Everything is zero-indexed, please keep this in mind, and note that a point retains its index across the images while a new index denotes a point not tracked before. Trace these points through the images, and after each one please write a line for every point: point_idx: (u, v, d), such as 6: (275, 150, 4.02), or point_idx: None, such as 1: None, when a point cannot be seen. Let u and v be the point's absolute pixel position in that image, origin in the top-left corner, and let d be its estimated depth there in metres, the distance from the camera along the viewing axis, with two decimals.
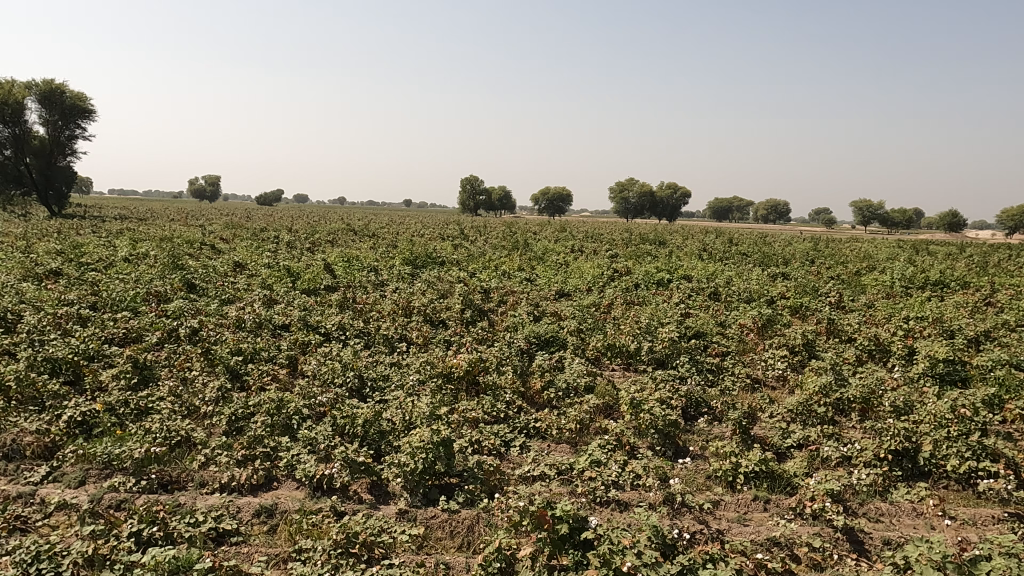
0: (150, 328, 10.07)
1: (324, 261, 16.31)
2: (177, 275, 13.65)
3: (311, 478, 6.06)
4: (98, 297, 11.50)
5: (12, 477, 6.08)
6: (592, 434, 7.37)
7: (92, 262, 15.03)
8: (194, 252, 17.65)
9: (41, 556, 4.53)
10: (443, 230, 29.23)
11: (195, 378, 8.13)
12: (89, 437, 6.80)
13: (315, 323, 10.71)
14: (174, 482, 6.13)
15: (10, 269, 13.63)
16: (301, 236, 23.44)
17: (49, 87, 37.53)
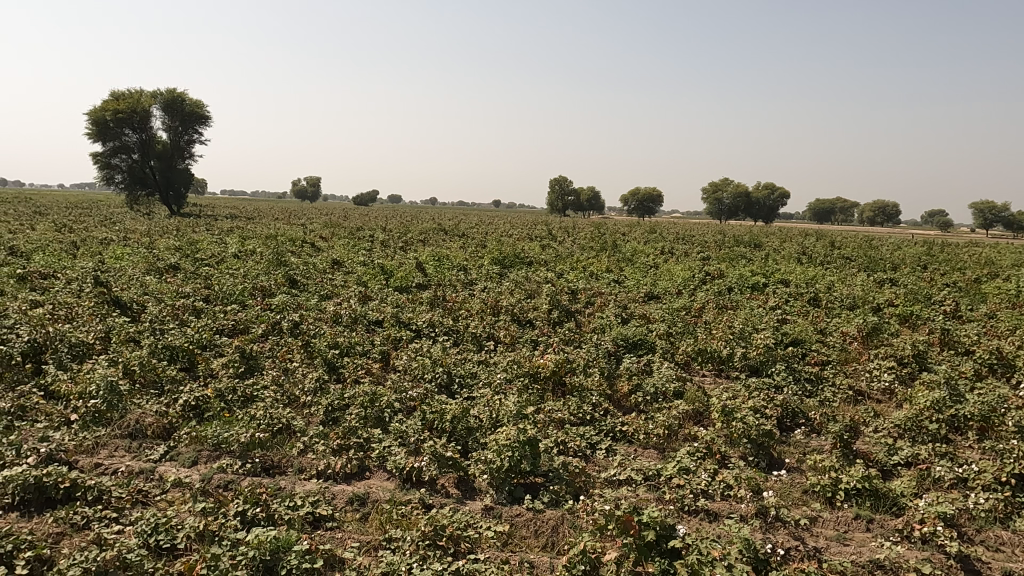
0: (256, 320, 10.71)
1: (416, 260, 16.78)
2: (281, 271, 14.44)
3: (401, 470, 6.26)
4: (211, 291, 12.34)
5: (136, 453, 6.63)
6: (681, 441, 7.17)
7: (206, 257, 16.16)
8: (296, 249, 18.61)
9: (159, 529, 4.93)
10: (531, 231, 29.37)
11: (296, 369, 8.58)
12: (201, 420, 7.32)
13: (407, 319, 11.03)
14: (276, 467, 6.48)
15: (136, 263, 14.87)
16: (394, 235, 24.26)
17: (172, 95, 40.70)
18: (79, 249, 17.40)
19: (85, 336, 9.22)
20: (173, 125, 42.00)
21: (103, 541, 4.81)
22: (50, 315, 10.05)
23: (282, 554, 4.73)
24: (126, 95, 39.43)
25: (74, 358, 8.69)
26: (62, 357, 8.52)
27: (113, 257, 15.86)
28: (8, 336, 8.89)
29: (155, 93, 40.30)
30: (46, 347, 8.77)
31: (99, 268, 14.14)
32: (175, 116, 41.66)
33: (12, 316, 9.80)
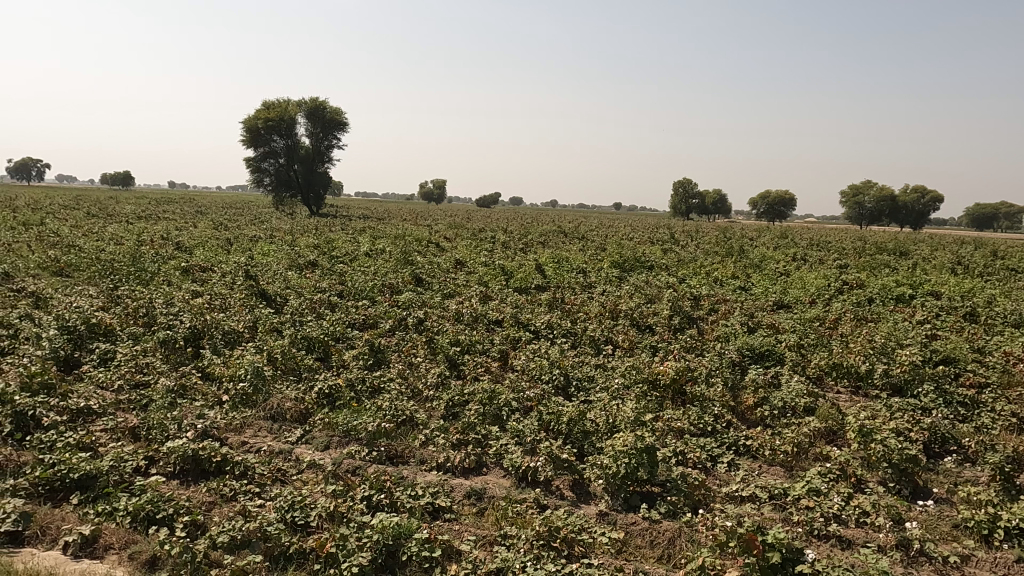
0: (384, 315, 11.27)
1: (536, 261, 16.95)
2: (408, 269, 15.10)
3: (517, 468, 6.35)
4: (345, 287, 13.16)
5: (276, 434, 7.19)
6: (812, 460, 6.73)
7: (341, 255, 17.22)
8: (422, 249, 19.41)
9: (295, 506, 5.32)
10: (653, 234, 28.76)
11: (420, 364, 8.95)
12: (333, 407, 7.81)
13: (526, 320, 11.17)
14: (399, 456, 6.78)
15: (280, 259, 16.16)
16: (515, 237, 24.64)
17: (314, 104, 43.69)
18: (233, 245, 19.16)
19: (236, 325, 10.14)
20: (315, 132, 45.08)
21: (247, 513, 5.27)
22: (207, 305, 11.15)
23: (404, 540, 4.95)
24: (276, 105, 42.85)
25: (227, 344, 9.59)
26: (217, 343, 9.43)
27: (261, 253, 17.31)
28: (173, 323, 9.97)
29: (301, 102, 43.45)
30: (203, 333, 9.74)
31: (250, 263, 15.50)
32: (317, 123, 44.69)
33: (177, 305, 10.98)
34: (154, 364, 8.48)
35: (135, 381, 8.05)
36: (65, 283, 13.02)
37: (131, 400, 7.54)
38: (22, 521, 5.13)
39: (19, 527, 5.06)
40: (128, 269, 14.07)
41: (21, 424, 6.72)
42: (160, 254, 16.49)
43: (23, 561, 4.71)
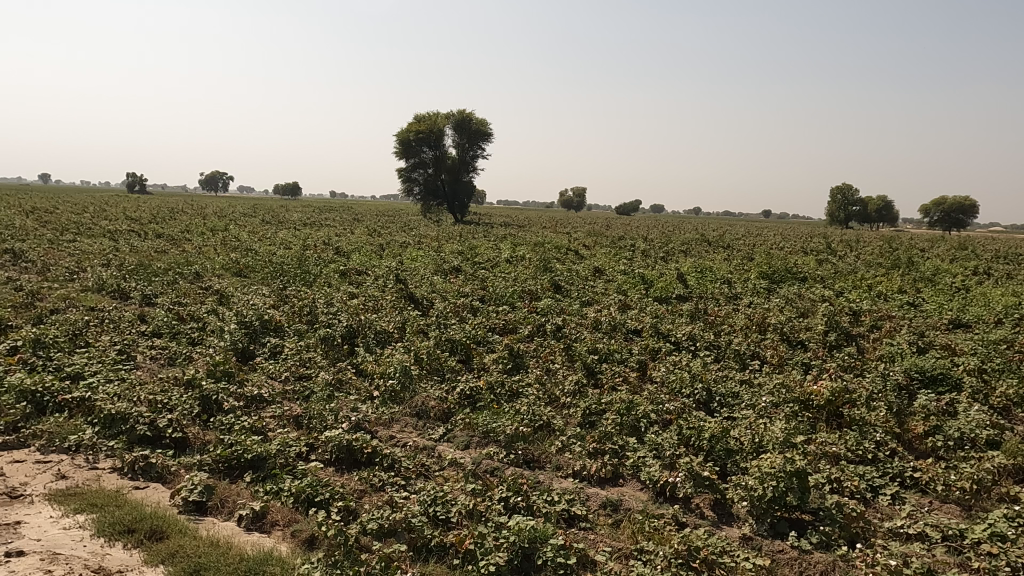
0: (523, 321, 11.46)
1: (678, 271, 16.46)
2: (547, 277, 15.26)
3: (655, 483, 6.20)
4: (486, 292, 13.55)
5: (421, 431, 7.55)
6: (996, 501, 5.93)
7: (483, 261, 17.78)
8: (561, 256, 19.53)
9: (437, 501, 5.56)
10: (806, 243, 26.97)
11: (558, 371, 9.00)
12: (473, 408, 8.06)
13: (666, 330, 10.88)
14: (536, 460, 6.85)
15: (427, 265, 16.99)
16: (656, 245, 24.07)
17: (461, 116, 45.50)
18: (385, 250, 20.45)
19: (387, 325, 10.77)
20: (461, 142, 46.73)
21: (394, 503, 5.58)
22: (362, 306, 11.98)
23: (539, 544, 4.99)
24: (426, 117, 45.32)
25: (378, 343, 10.23)
26: (370, 342, 10.10)
27: (410, 258, 18.30)
28: (332, 322, 10.81)
29: (449, 114, 45.56)
30: (358, 331, 10.47)
31: (400, 267, 16.47)
32: (463, 134, 46.39)
33: (336, 305, 11.90)
34: (315, 358, 9.24)
35: (299, 373, 8.82)
36: (244, 283, 14.56)
37: (296, 391, 8.27)
38: (205, 493, 5.80)
39: (203, 497, 5.73)
40: (295, 271, 15.49)
41: (206, 407, 7.61)
42: (323, 258, 17.98)
43: (206, 529, 5.34)
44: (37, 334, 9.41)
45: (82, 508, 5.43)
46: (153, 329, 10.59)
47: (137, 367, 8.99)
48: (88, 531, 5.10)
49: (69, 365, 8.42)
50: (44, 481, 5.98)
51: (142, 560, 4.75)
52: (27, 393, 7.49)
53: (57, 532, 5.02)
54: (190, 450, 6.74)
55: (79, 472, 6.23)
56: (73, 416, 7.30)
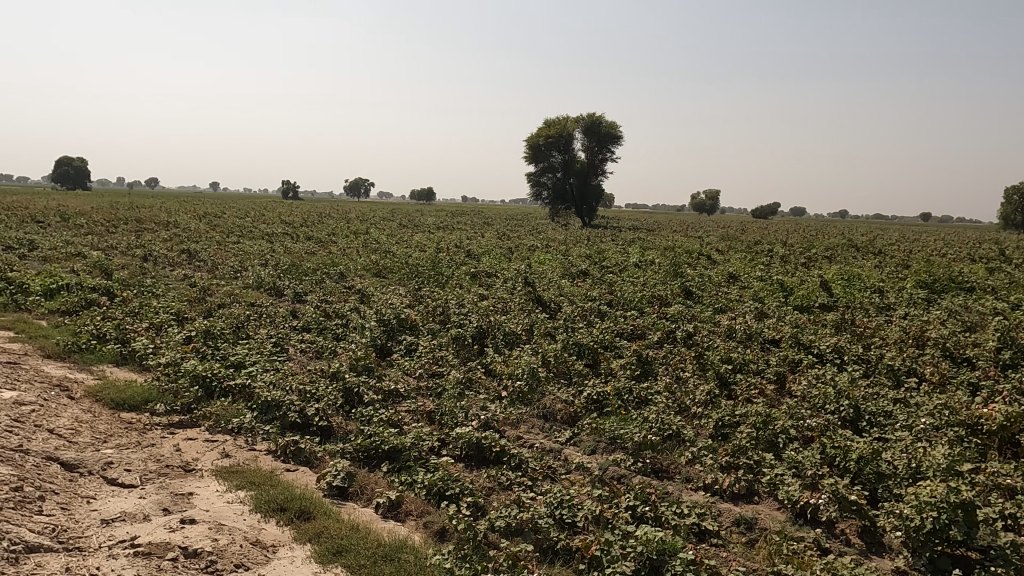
0: (652, 327, 11.22)
1: (821, 278, 15.40)
2: (678, 282, 14.84)
3: (794, 503, 5.83)
4: (614, 296, 13.42)
5: (547, 433, 7.60)
6: None
7: (611, 265, 17.64)
8: (692, 261, 18.91)
9: (563, 504, 5.57)
10: (972, 250, 24.28)
11: (689, 380, 8.70)
12: (600, 413, 7.99)
13: (808, 341, 10.20)
14: (665, 471, 6.66)
15: (555, 268, 17.11)
16: (796, 250, 22.66)
17: (591, 119, 45.44)
18: (514, 254, 20.83)
19: (516, 327, 10.95)
20: (591, 146, 46.60)
21: (521, 503, 5.65)
22: (492, 307, 12.28)
23: (668, 557, 4.84)
24: (556, 121, 46.02)
25: (506, 344, 10.43)
26: (499, 343, 10.32)
27: (538, 261, 18.55)
28: (464, 322, 11.18)
29: (579, 119, 45.70)
30: (488, 332, 10.74)
31: (529, 270, 16.71)
32: (593, 138, 46.25)
33: (467, 306, 12.29)
34: (447, 357, 9.58)
35: (432, 370, 9.19)
36: (382, 283, 15.44)
37: (429, 387, 8.62)
38: (347, 479, 6.19)
39: (345, 483, 6.13)
40: (430, 272, 16.18)
41: (349, 398, 8.14)
42: (455, 261, 18.65)
43: (348, 513, 5.70)
44: (207, 326, 10.53)
45: (243, 485, 6.00)
46: (304, 324, 11.49)
47: (289, 358, 9.78)
48: (248, 506, 5.62)
49: (233, 354, 9.33)
50: (211, 458, 6.67)
51: (292, 537, 5.16)
52: (199, 378, 8.40)
53: (223, 505, 5.59)
54: (334, 438, 7.23)
55: (240, 452, 6.89)
56: (236, 401, 8.09)
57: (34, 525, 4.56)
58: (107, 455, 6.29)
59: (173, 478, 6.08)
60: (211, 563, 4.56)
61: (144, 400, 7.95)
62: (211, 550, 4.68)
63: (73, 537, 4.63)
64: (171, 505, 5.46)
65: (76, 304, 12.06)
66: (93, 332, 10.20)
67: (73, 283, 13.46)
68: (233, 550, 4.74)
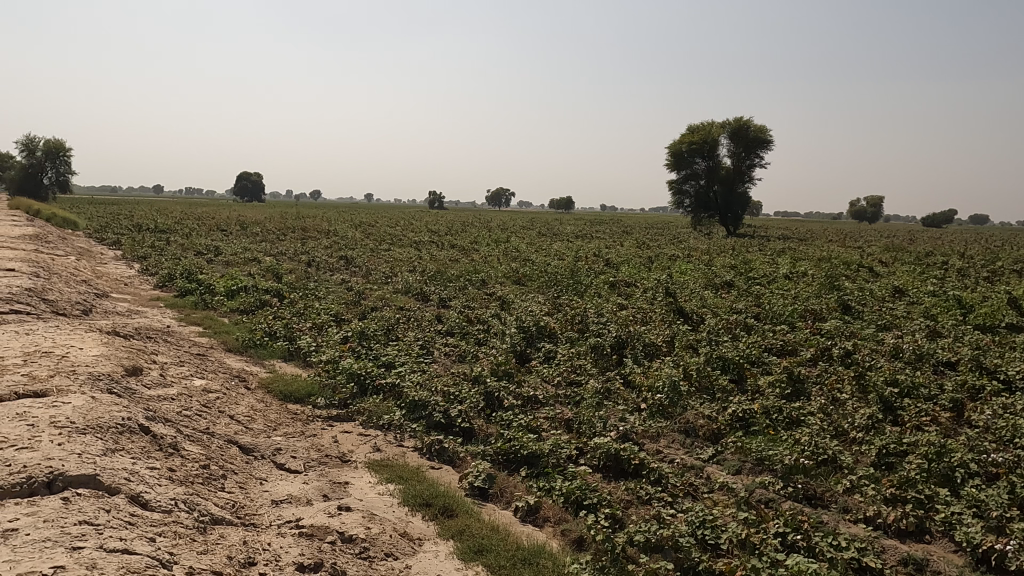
0: (805, 343, 10.49)
1: (1009, 294, 13.61)
2: (834, 295, 13.79)
3: (974, 547, 5.19)
4: (762, 310, 12.72)
5: (689, 450, 7.35)
6: None
7: (758, 276, 16.75)
8: (851, 274, 17.45)
9: (706, 524, 5.35)
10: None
11: (847, 402, 8.03)
12: (746, 432, 7.61)
13: (992, 365, 9.05)
14: (819, 499, 6.20)
15: (697, 278, 16.55)
16: (978, 263, 20.21)
17: (738, 124, 43.78)
18: (654, 263, 20.41)
19: (656, 338, 10.71)
20: (737, 151, 44.71)
21: (660, 519, 5.51)
22: (631, 317, 12.09)
23: None
24: (699, 128, 45.03)
25: (646, 355, 10.22)
26: (638, 354, 10.14)
27: (680, 271, 18.03)
28: (603, 331, 11.11)
29: (725, 124, 44.20)
30: (627, 342, 10.59)
31: (670, 280, 16.28)
32: (740, 143, 44.36)
33: (606, 315, 12.20)
34: (585, 366, 9.57)
35: (570, 379, 9.21)
36: (522, 290, 15.74)
37: (567, 395, 8.65)
38: (487, 481, 6.36)
39: (485, 484, 6.31)
40: (568, 281, 16.28)
41: (490, 402, 8.38)
42: (593, 270, 18.59)
43: (488, 514, 5.86)
44: (362, 327, 11.30)
45: (392, 479, 6.37)
46: (448, 328, 11.99)
47: (434, 361, 10.24)
48: (396, 499, 5.95)
49: (384, 355, 9.95)
50: (364, 451, 7.15)
51: (437, 532, 5.39)
52: (354, 375, 9.03)
53: (375, 496, 5.97)
54: (476, 439, 7.46)
55: (390, 447, 7.32)
56: (386, 399, 8.60)
57: (218, 499, 5.13)
58: (277, 441, 6.94)
59: (331, 468, 6.58)
60: (364, 549, 4.88)
61: (307, 393, 8.70)
62: (364, 537, 5.01)
63: (248, 514, 5.15)
64: (330, 492, 5.91)
65: (252, 304, 13.45)
66: (266, 330, 11.31)
67: (250, 285, 15.02)
68: (384, 539, 5.04)
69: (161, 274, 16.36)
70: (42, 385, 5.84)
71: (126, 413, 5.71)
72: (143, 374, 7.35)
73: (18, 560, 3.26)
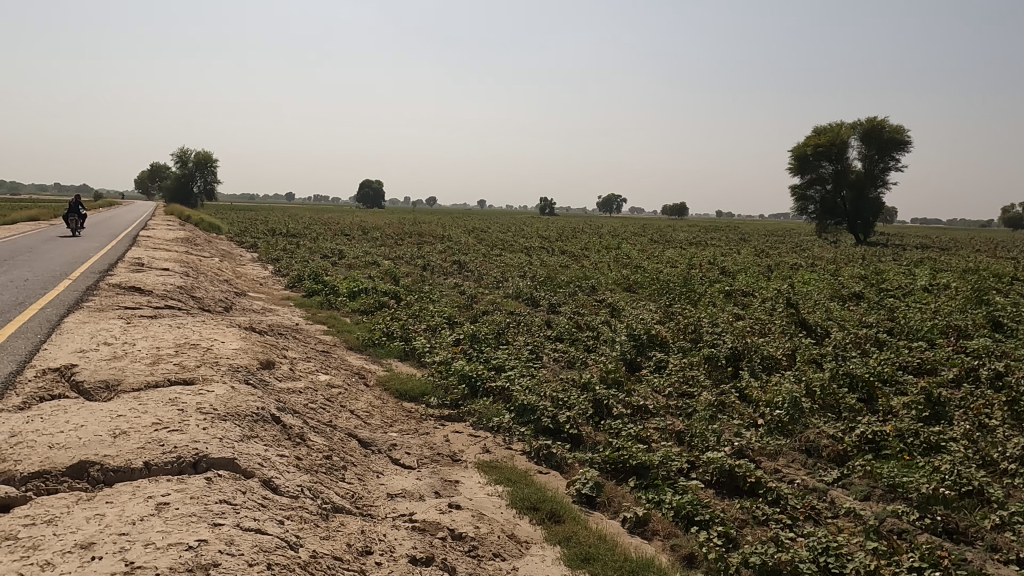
0: (946, 362, 9.58)
1: None
2: (982, 311, 12.50)
3: None
4: (897, 324, 11.76)
5: (810, 471, 6.92)
6: None
7: (892, 288, 15.51)
8: (1003, 288, 15.74)
9: (829, 552, 5.01)
10: None
11: (998, 429, 7.23)
12: (877, 455, 7.06)
13: None
14: (961, 534, 5.62)
15: (822, 289, 15.59)
16: None
17: (871, 124, 40.96)
18: (773, 272, 19.44)
19: (775, 351, 10.19)
20: (870, 154, 41.79)
21: (778, 541, 5.22)
22: (748, 328, 11.58)
23: None
24: (827, 130, 42.60)
25: (764, 369, 9.74)
26: (754, 367, 9.69)
27: (802, 281, 17.06)
28: (717, 342, 10.71)
29: (856, 124, 41.51)
30: (743, 354, 10.14)
31: (791, 290, 15.45)
32: (872, 144, 41.46)
33: (720, 326, 11.76)
34: (698, 377, 9.27)
35: (682, 390, 8.95)
36: (632, 298, 15.52)
37: (678, 407, 8.42)
38: (595, 489, 6.31)
39: (593, 492, 6.26)
40: (681, 289, 15.85)
41: (599, 410, 8.32)
42: (708, 278, 17.98)
43: (595, 523, 5.81)
44: (473, 330, 11.57)
45: (500, 480, 6.46)
46: (557, 334, 12.03)
47: (544, 366, 10.30)
48: (504, 500, 6.03)
49: (494, 358, 10.13)
50: (474, 451, 7.31)
51: (544, 537, 5.41)
52: (465, 377, 9.26)
53: (484, 496, 6.08)
54: (584, 446, 7.42)
55: (499, 449, 7.44)
56: (496, 401, 8.75)
57: (339, 489, 5.42)
58: (392, 437, 7.25)
59: (443, 466, 6.79)
60: (473, 548, 4.99)
61: (421, 392, 9.02)
62: (473, 536, 5.12)
63: (366, 505, 5.41)
64: (441, 489, 6.09)
65: (372, 305, 14.14)
66: (384, 330, 11.86)
67: (370, 287, 15.80)
68: (492, 540, 5.13)
69: (292, 275, 17.58)
70: (190, 374, 6.44)
71: (261, 402, 6.18)
72: (275, 367, 7.92)
73: (169, 531, 3.60)
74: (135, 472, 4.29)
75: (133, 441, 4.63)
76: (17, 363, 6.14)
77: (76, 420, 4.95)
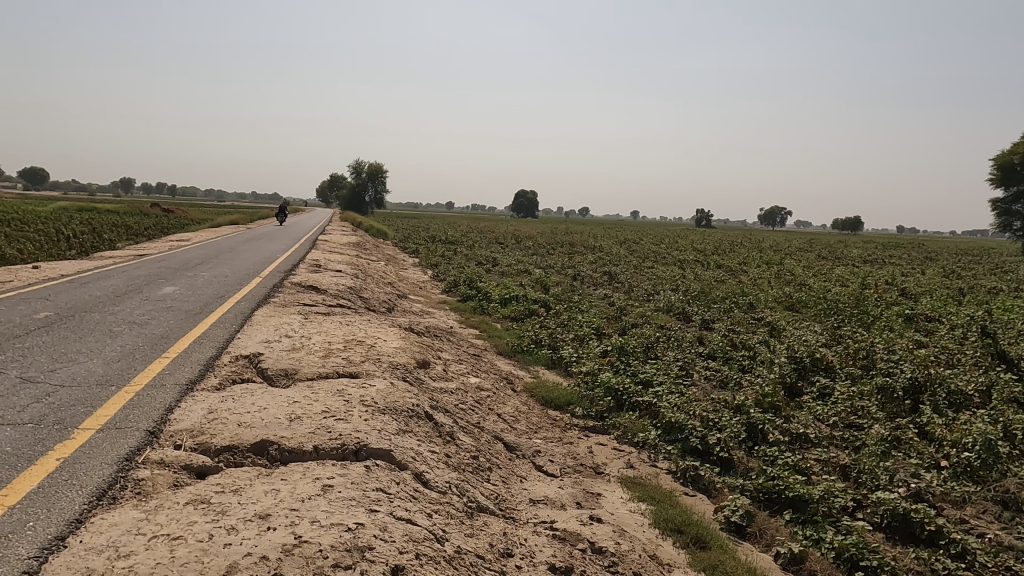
0: None
1: None
2: None
3: None
4: None
5: (1006, 526, 6.02)
6: None
7: None
8: None
9: None
10: None
11: None
12: None
13: None
14: None
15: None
16: None
17: None
18: (966, 297, 17.21)
19: (966, 385, 9.00)
20: None
21: None
22: (932, 357, 10.35)
23: None
24: None
25: (950, 404, 8.63)
26: (939, 401, 8.62)
27: (1003, 308, 14.95)
28: (894, 371, 9.69)
29: None
30: (925, 387, 9.08)
31: (988, 317, 13.60)
32: None
33: (898, 353, 10.61)
34: (869, 409, 8.43)
35: (849, 421, 8.20)
36: (795, 317, 14.51)
37: (845, 439, 7.73)
38: (746, 518, 5.95)
39: (743, 521, 5.91)
40: (852, 310, 14.55)
41: (752, 433, 7.85)
42: (884, 299, 16.35)
43: (745, 554, 5.48)
44: (622, 342, 11.42)
45: (644, 498, 6.30)
46: (709, 351, 11.54)
47: (694, 384, 9.92)
48: (647, 518, 5.88)
49: (642, 372, 9.92)
50: (617, 466, 7.21)
51: (687, 561, 5.20)
52: (612, 390, 9.15)
53: (626, 512, 5.96)
54: (734, 471, 7.04)
55: (643, 465, 7.27)
56: (642, 416, 8.57)
57: (484, 489, 5.58)
58: (537, 443, 7.34)
59: (585, 477, 6.76)
60: (613, 564, 4.91)
61: (566, 401, 9.06)
62: (614, 552, 5.03)
63: (508, 507, 5.52)
64: (583, 501, 6.06)
65: (522, 312, 14.45)
66: (533, 337, 12.06)
67: (521, 294, 16.16)
68: (633, 558, 5.01)
69: (449, 280, 18.44)
70: (356, 368, 6.97)
71: (416, 400, 6.53)
72: (430, 367, 8.34)
73: (332, 512, 3.91)
74: (307, 454, 4.72)
75: (306, 426, 5.10)
76: (216, 348, 7.02)
77: (261, 402, 5.54)
